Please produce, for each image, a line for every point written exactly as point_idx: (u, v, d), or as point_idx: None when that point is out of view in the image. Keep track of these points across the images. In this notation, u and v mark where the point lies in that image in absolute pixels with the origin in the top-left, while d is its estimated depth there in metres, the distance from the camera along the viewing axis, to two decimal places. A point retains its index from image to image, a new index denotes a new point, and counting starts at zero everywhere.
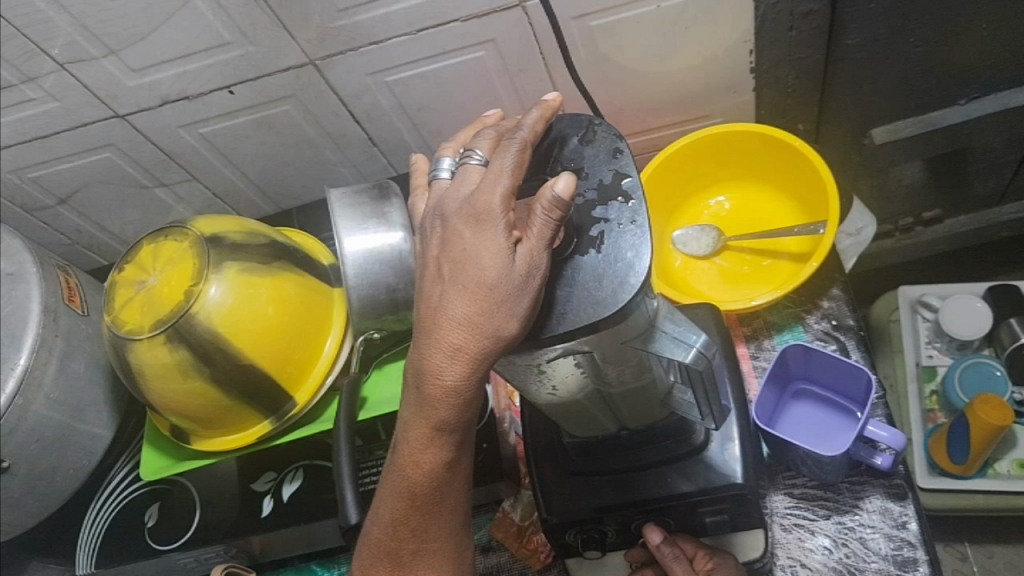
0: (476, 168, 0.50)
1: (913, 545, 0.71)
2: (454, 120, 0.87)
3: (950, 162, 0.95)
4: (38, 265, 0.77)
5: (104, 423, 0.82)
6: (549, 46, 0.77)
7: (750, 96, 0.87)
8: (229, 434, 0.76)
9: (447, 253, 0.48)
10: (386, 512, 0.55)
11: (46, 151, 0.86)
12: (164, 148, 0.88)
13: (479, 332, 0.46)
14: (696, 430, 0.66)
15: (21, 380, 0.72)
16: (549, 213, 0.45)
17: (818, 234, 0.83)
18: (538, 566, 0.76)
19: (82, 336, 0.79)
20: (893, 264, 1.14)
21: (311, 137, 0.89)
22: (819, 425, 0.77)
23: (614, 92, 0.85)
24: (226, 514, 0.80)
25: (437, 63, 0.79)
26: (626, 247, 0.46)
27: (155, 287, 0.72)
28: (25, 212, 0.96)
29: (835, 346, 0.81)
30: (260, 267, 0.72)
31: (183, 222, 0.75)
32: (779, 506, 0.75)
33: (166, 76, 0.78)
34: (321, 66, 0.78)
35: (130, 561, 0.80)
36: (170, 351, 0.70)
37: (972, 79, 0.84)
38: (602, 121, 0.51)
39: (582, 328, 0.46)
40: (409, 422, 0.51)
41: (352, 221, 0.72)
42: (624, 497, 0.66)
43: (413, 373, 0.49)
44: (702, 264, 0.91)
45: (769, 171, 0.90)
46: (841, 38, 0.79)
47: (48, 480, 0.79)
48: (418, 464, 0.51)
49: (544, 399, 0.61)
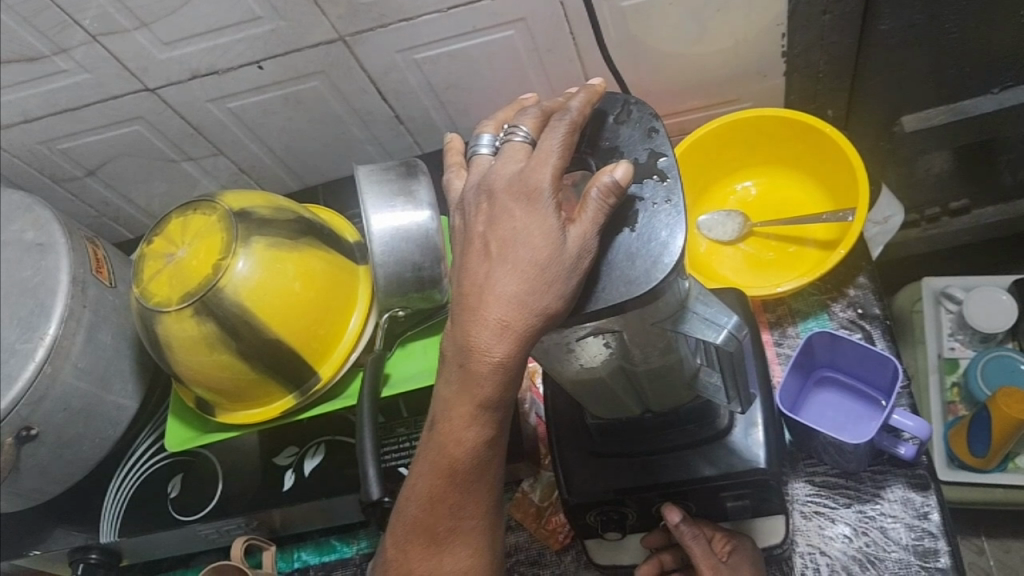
0: (521, 143, 0.49)
1: (934, 535, 0.70)
2: (481, 99, 0.87)
3: (981, 152, 0.95)
4: (67, 236, 0.78)
5: (129, 394, 0.83)
6: (580, 26, 0.76)
7: (780, 80, 0.87)
8: (253, 408, 0.77)
9: (494, 231, 0.47)
10: (423, 488, 0.54)
11: (75, 123, 0.86)
12: (193, 122, 0.88)
13: (530, 312, 0.45)
14: (720, 414, 0.66)
15: (50, 349, 0.73)
16: (603, 198, 0.45)
17: (846, 221, 0.83)
18: (556, 547, 0.77)
19: (109, 308, 0.80)
20: (918, 255, 1.13)
21: (338, 114, 0.89)
22: (843, 414, 0.77)
23: (644, 74, 0.84)
24: (249, 487, 0.81)
25: (464, 42, 0.78)
26: (661, 226, 0.46)
27: (183, 261, 0.72)
28: (53, 183, 0.96)
29: (860, 334, 0.80)
30: (287, 243, 0.72)
31: (211, 195, 0.76)
32: (800, 494, 0.75)
33: (196, 50, 0.78)
34: (351, 43, 0.78)
35: (153, 530, 0.81)
36: (197, 324, 0.70)
37: (1008, 69, 0.83)
38: (637, 101, 0.51)
39: (613, 308, 0.46)
40: (450, 399, 0.50)
41: (381, 198, 0.71)
42: (645, 480, 0.66)
43: (456, 351, 0.49)
44: (727, 249, 0.90)
45: (797, 157, 0.90)
46: (876, 24, 0.78)
47: (74, 449, 0.80)
48: (460, 441, 0.51)
49: (572, 377, 0.60)
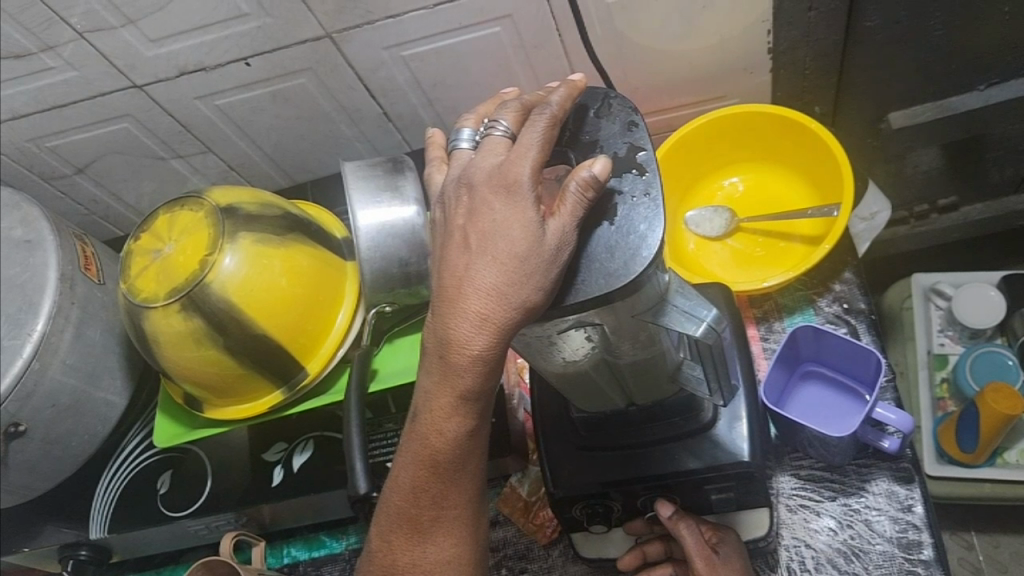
0: (501, 137, 0.50)
1: (918, 528, 0.71)
2: (469, 96, 0.87)
3: (967, 149, 0.95)
4: (55, 232, 0.78)
5: (118, 391, 0.83)
6: (566, 23, 0.77)
7: (767, 77, 0.87)
8: (241, 403, 0.77)
9: (474, 223, 0.48)
10: (406, 478, 0.54)
11: (64, 120, 0.87)
12: (181, 119, 0.88)
13: (509, 303, 0.46)
14: (705, 407, 0.66)
15: (38, 346, 0.73)
16: (582, 191, 0.45)
17: (831, 216, 0.83)
18: (544, 541, 0.77)
19: (98, 304, 0.80)
20: (906, 252, 1.14)
21: (326, 111, 0.89)
22: (828, 407, 0.77)
23: (630, 71, 0.84)
24: (238, 482, 0.81)
25: (451, 38, 0.79)
26: (639, 219, 0.46)
27: (170, 257, 0.72)
28: (42, 181, 0.97)
29: (845, 329, 0.81)
30: (274, 238, 0.73)
31: (198, 191, 0.76)
32: (786, 487, 0.75)
33: (183, 47, 0.79)
34: (338, 40, 0.78)
35: (143, 526, 0.82)
36: (184, 319, 0.70)
37: (992, 65, 0.84)
38: (618, 95, 0.52)
39: (592, 300, 0.46)
40: (431, 390, 0.51)
41: (368, 194, 0.72)
42: (630, 473, 0.66)
43: (436, 342, 0.49)
44: (715, 245, 0.91)
45: (785, 153, 0.90)
46: (860, 21, 0.79)
47: (63, 445, 0.80)
48: (441, 432, 0.51)
49: (555, 370, 0.61)
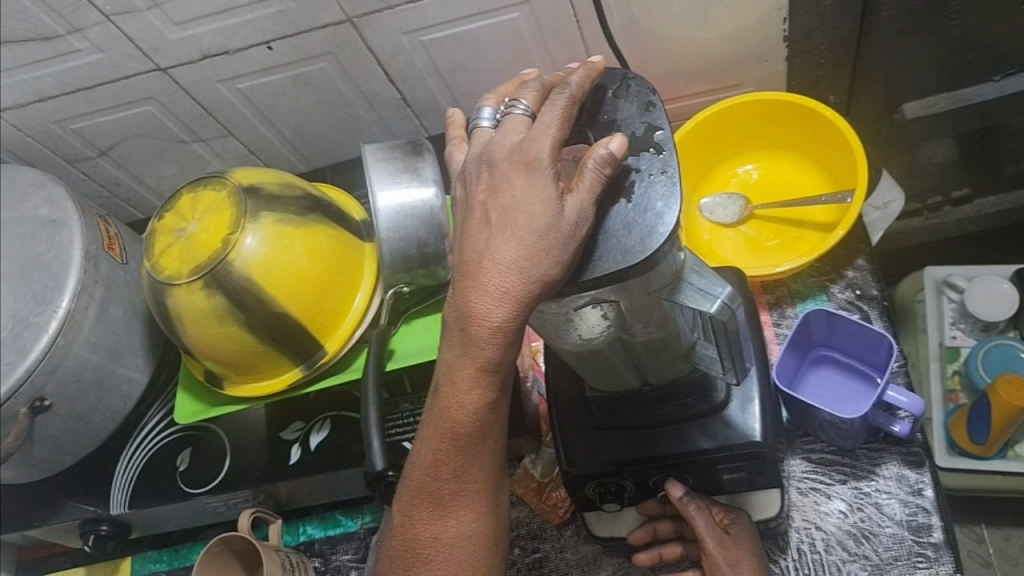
0: (521, 115, 0.51)
1: (928, 511, 0.72)
2: (486, 81, 0.88)
3: (981, 139, 0.96)
4: (79, 212, 0.79)
5: (139, 369, 0.85)
6: (584, 10, 0.78)
7: (783, 66, 0.88)
8: (260, 381, 0.79)
9: (495, 199, 0.49)
10: (428, 453, 0.56)
11: (89, 103, 0.88)
12: (203, 102, 0.90)
13: (528, 276, 0.47)
14: (717, 388, 0.67)
15: (63, 322, 0.74)
16: (600, 168, 0.46)
17: (845, 203, 0.84)
18: (556, 522, 0.78)
19: (120, 284, 0.81)
20: (918, 245, 1.14)
21: (346, 96, 0.90)
22: (840, 391, 0.78)
23: (647, 58, 0.85)
24: (257, 460, 0.83)
25: (470, 24, 0.80)
26: (656, 197, 0.47)
27: (193, 235, 0.74)
28: (67, 163, 0.98)
29: (858, 315, 0.82)
30: (295, 218, 0.74)
31: (220, 172, 0.77)
32: (797, 470, 0.76)
33: (206, 31, 0.80)
34: (358, 24, 0.79)
35: (163, 502, 0.83)
36: (207, 296, 0.72)
37: (1009, 55, 0.84)
38: (635, 76, 0.53)
39: (609, 276, 0.47)
40: (452, 364, 0.52)
41: (387, 176, 0.73)
42: (643, 453, 0.67)
43: (457, 316, 0.50)
44: (728, 232, 0.91)
45: (799, 141, 0.91)
46: (877, 10, 0.79)
47: (85, 421, 0.82)
48: (462, 405, 0.52)
49: (571, 348, 0.62)
